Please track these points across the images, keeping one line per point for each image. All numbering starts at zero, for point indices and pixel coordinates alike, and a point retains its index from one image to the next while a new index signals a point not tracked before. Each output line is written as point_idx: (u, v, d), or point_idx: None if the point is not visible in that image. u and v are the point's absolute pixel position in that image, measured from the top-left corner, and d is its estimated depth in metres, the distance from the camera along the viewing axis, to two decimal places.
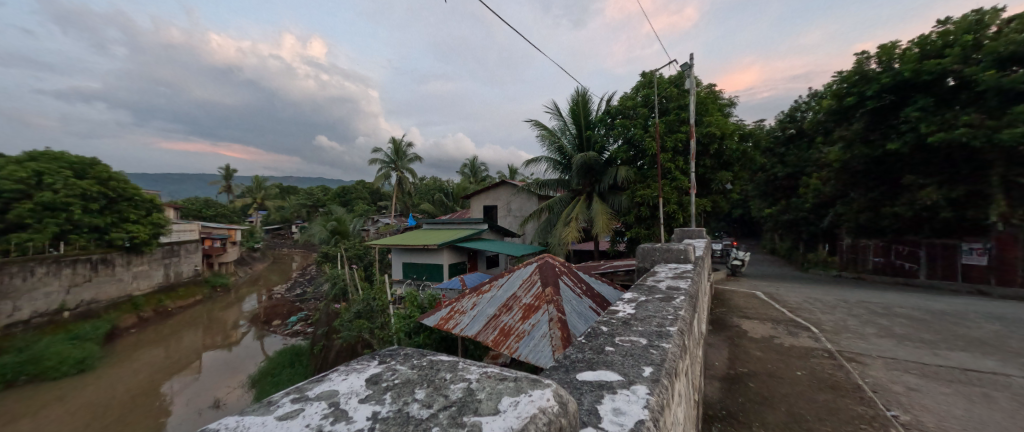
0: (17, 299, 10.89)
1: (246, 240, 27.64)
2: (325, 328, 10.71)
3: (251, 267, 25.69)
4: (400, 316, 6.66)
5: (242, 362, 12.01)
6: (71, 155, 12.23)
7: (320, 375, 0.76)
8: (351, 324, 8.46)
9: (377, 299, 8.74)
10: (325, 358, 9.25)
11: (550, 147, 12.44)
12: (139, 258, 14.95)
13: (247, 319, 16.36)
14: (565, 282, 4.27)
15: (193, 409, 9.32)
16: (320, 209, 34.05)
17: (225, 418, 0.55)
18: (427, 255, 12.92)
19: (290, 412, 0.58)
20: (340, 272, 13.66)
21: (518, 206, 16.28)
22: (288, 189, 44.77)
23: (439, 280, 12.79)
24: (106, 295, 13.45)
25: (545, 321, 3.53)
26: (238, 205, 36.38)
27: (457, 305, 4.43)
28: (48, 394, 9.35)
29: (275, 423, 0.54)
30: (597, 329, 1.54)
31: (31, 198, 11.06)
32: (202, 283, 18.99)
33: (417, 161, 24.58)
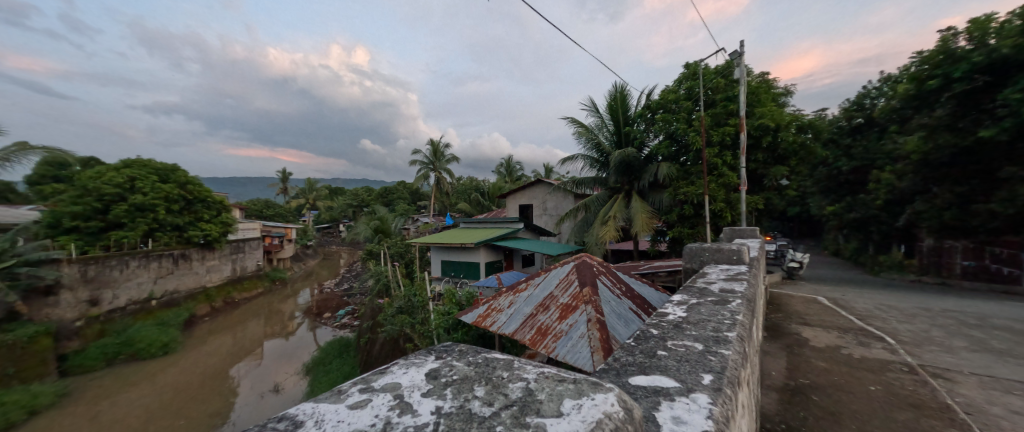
0: (117, 288, 12.39)
1: (300, 238, 29.88)
2: (369, 322, 11.29)
3: (305, 263, 27.68)
4: (440, 312, 6.85)
5: (298, 351, 12.96)
6: (157, 162, 13.89)
7: (383, 367, 0.79)
8: (394, 318, 8.80)
9: (418, 295, 9.02)
10: (370, 350, 9.74)
11: (586, 144, 12.21)
12: (212, 253, 16.63)
13: (302, 311, 17.69)
14: (604, 282, 4.17)
15: (257, 392, 10.19)
16: (365, 208, 35.95)
17: (304, 405, 0.60)
18: (465, 254, 13.23)
19: (359, 402, 0.61)
20: (384, 269, 14.30)
21: (554, 204, 16.18)
22: (337, 191, 47.80)
23: (475, 278, 12.99)
24: (185, 286, 15.06)
25: (583, 321, 3.46)
26: (293, 205, 39.29)
27: (494, 303, 4.47)
28: (142, 371, 10.76)
29: (348, 411, 0.57)
30: (645, 332, 1.47)
31: (126, 200, 12.71)
32: (263, 277, 20.80)
33: (455, 161, 25.19)
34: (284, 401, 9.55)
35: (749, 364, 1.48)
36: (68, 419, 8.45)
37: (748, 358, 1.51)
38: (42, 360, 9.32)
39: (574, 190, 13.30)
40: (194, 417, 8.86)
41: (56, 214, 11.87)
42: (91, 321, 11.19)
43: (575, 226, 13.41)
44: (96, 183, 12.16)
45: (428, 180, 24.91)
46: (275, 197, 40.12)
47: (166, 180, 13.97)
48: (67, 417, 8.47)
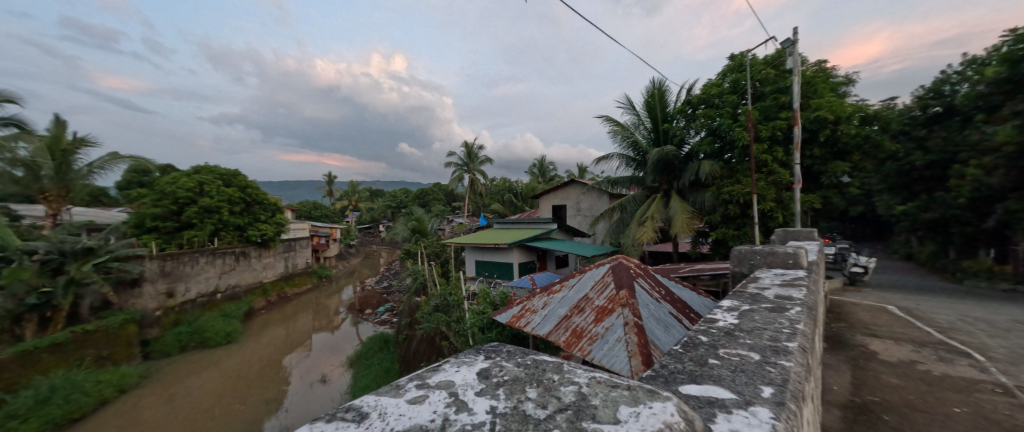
0: (189, 282, 13.56)
1: (344, 238, 31.57)
2: (407, 319, 11.68)
3: (348, 262, 29.18)
4: (474, 311, 6.95)
5: (342, 345, 13.70)
6: (221, 168, 15.44)
7: (436, 365, 0.82)
8: (430, 316, 9.03)
9: (453, 294, 9.19)
10: (408, 347, 10.07)
11: (622, 143, 11.88)
12: (268, 251, 18.00)
13: (346, 307, 18.68)
14: (642, 285, 4.03)
15: (307, 382, 10.88)
16: (403, 210, 37.37)
17: (367, 398, 0.63)
18: (499, 254, 13.33)
19: (418, 397, 0.64)
20: (421, 268, 14.75)
21: (589, 205, 15.89)
22: (377, 193, 50.01)
23: (509, 278, 13.04)
24: (245, 281, 16.41)
25: (620, 325, 3.36)
26: (338, 206, 41.61)
27: (529, 304, 4.47)
28: (209, 358, 11.86)
29: (408, 406, 0.60)
30: (694, 339, 1.40)
31: (196, 202, 14.25)
32: (312, 274, 22.21)
33: (488, 163, 25.52)
34: (331, 391, 10.14)
35: (813, 377, 1.36)
36: (150, 398, 9.48)
37: (811, 371, 1.40)
38: (126, 345, 10.52)
39: (610, 190, 13.00)
40: (254, 402, 9.63)
41: (140, 216, 13.52)
42: (168, 311, 12.49)
43: (610, 227, 13.10)
44: (172, 188, 13.74)
45: (463, 181, 25.42)
46: (322, 199, 42.66)
47: (229, 185, 15.53)
48: (149, 396, 9.51)
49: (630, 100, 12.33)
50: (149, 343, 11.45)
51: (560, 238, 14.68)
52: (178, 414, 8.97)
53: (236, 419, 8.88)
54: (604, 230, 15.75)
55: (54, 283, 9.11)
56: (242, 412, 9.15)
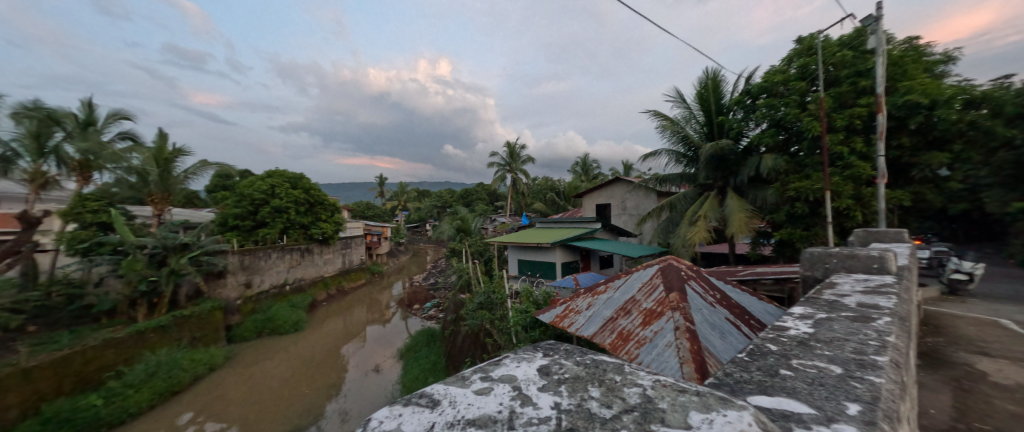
0: (264, 275, 15.11)
1: (394, 236, 33.28)
2: (453, 315, 12.04)
3: (398, 259, 30.74)
4: (518, 309, 6.98)
5: (393, 338, 14.48)
6: (289, 173, 17.28)
7: (497, 359, 0.85)
8: (475, 313, 9.21)
9: (497, 292, 9.29)
10: (454, 342, 10.38)
11: (672, 138, 11.32)
12: (328, 248, 19.53)
13: (396, 302, 19.72)
14: (694, 288, 3.81)
15: (362, 370, 11.63)
16: (448, 209, 38.61)
17: (435, 387, 0.67)
18: (542, 253, 13.28)
19: (484, 388, 0.67)
20: (465, 266, 15.11)
21: (635, 203, 15.31)
22: (424, 193, 52.12)
23: (552, 278, 12.92)
24: (309, 275, 17.93)
25: (669, 329, 3.18)
26: (389, 206, 43.97)
27: (572, 305, 4.41)
28: (279, 344, 13.09)
29: (475, 396, 0.63)
30: (763, 347, 1.30)
31: (268, 203, 16.11)
32: (366, 269, 23.70)
33: (530, 162, 25.58)
34: (383, 380, 10.76)
35: (909, 397, 1.20)
36: (232, 377, 10.66)
37: (907, 390, 1.23)
38: (212, 329, 11.96)
39: (658, 188, 12.45)
40: (317, 386, 10.45)
41: (224, 215, 15.68)
42: (247, 300, 14.00)
43: (658, 226, 12.53)
44: (249, 191, 15.85)
45: (505, 181, 25.70)
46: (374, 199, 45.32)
47: (296, 186, 17.35)
48: (231, 376, 10.70)
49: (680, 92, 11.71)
50: (231, 329, 12.91)
51: (605, 238, 14.30)
52: (254, 393, 9.99)
53: (302, 401, 9.71)
54: (652, 230, 15.10)
55: (158, 273, 10.59)
56: (307, 395, 9.98)
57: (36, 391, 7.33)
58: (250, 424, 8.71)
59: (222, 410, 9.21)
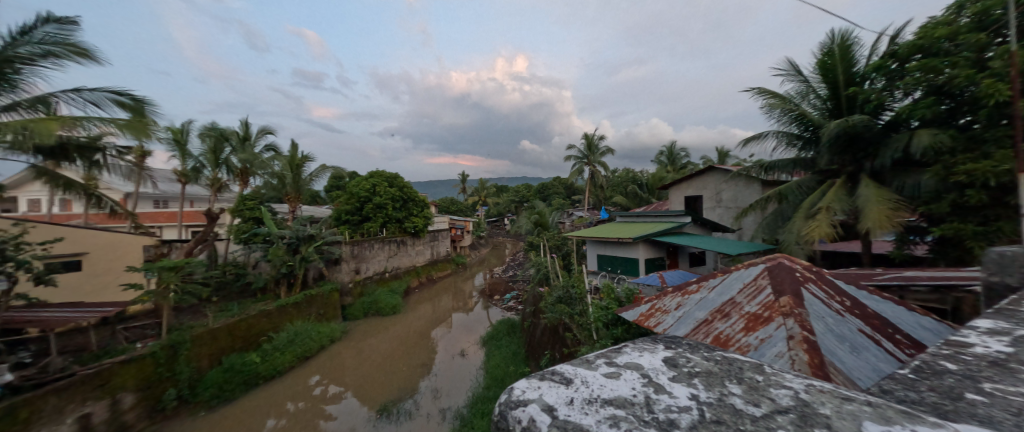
0: (369, 263, 17.27)
1: (476, 230, 35.01)
2: (532, 307, 12.20)
3: (479, 252, 32.32)
4: (597, 306, 6.74)
5: (476, 325, 15.35)
6: (387, 173, 19.73)
7: (627, 351, 1.05)
8: (554, 307, 9.12)
9: (576, 287, 9.07)
10: (534, 334, 10.51)
11: (781, 118, 9.82)
12: (419, 241, 21.50)
13: (478, 292, 20.82)
14: (812, 292, 3.24)
15: (450, 353, 12.58)
16: (526, 204, 39.31)
17: (577, 368, 0.91)
18: (624, 249, 12.60)
19: (617, 374, 0.87)
20: (543, 260, 15.11)
21: (733, 194, 13.60)
22: (502, 189, 53.99)
23: (635, 275, 12.15)
24: (404, 264, 19.95)
25: (780, 337, 2.73)
26: (470, 202, 46.44)
27: (659, 304, 4.12)
28: (381, 324, 14.83)
29: (612, 379, 0.83)
30: (935, 365, 1.07)
31: (371, 200, 18.70)
32: (451, 261, 25.43)
33: (609, 154, 24.61)
34: (468, 365, 11.49)
35: None
36: (346, 350, 12.43)
37: None
38: (331, 308, 14.08)
39: (763, 176, 10.93)
40: (412, 365, 11.57)
41: (339, 211, 18.60)
42: (357, 284, 16.14)
43: (764, 220, 10.94)
44: (356, 190, 18.66)
45: (583, 174, 25.07)
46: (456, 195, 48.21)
47: (393, 185, 19.75)
48: (346, 348, 12.49)
49: (793, 63, 10.01)
50: (345, 308, 15.02)
51: (697, 233, 12.98)
52: (363, 365, 11.51)
53: (400, 376, 10.86)
54: (755, 224, 13.25)
55: (294, 259, 12.83)
56: (404, 372, 11.13)
57: (219, 347, 9.52)
58: (361, 391, 10.12)
59: (340, 377, 10.82)
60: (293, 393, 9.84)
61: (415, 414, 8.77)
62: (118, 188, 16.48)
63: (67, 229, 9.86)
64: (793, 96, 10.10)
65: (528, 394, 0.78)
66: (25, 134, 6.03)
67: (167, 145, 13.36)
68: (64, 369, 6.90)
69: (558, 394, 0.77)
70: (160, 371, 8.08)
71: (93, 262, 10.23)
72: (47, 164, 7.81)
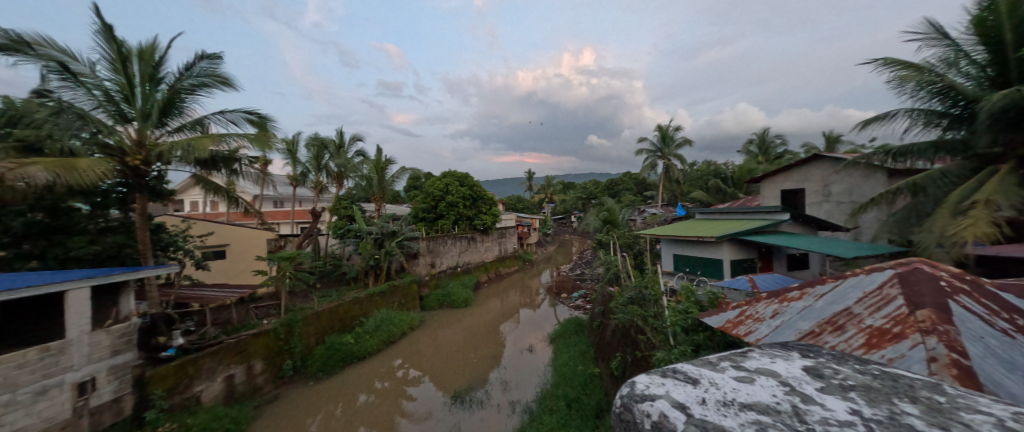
0: (443, 258, 18.37)
1: (542, 227, 34.96)
2: (601, 307, 11.77)
3: (545, 249, 32.23)
4: (675, 309, 6.23)
5: (543, 322, 15.38)
6: (458, 173, 20.86)
7: (779, 371, 1.61)
8: (625, 308, 8.65)
9: (649, 288, 8.49)
10: (603, 335, 10.15)
11: (916, 93, 8.07)
12: (487, 237, 22.23)
13: (545, 289, 20.80)
14: (965, 305, 2.58)
15: (518, 348, 12.83)
16: (593, 201, 38.20)
17: (749, 380, 1.51)
18: (705, 249, 11.53)
19: (775, 386, 1.45)
20: (613, 258, 14.46)
21: (847, 187, 11.54)
22: (568, 186, 53.31)
23: (719, 278, 11.03)
24: (474, 260, 20.80)
25: (915, 358, 2.25)
26: (536, 199, 46.53)
27: (751, 310, 3.68)
28: (454, 316, 15.69)
29: (775, 391, 1.42)
30: None
31: (444, 199, 19.97)
32: (518, 257, 25.78)
33: (687, 145, 22.67)
34: (536, 360, 11.59)
35: None
36: (424, 337, 13.44)
37: None
38: (411, 298, 15.30)
39: (891, 164, 9.12)
40: (482, 356, 12.03)
41: (416, 209, 20.16)
42: (432, 277, 17.28)
43: (890, 217, 9.14)
44: (431, 190, 20.06)
45: (656, 168, 23.50)
46: (524, 193, 48.40)
47: (463, 184, 20.80)
48: (424, 336, 13.50)
49: (937, 24, 8.11)
50: (423, 298, 16.19)
51: (798, 231, 11.29)
52: (439, 353, 12.32)
53: (472, 366, 11.39)
54: (878, 221, 11.08)
55: (380, 253, 14.21)
56: (476, 363, 11.64)
57: (323, 327, 10.98)
58: (437, 376, 10.86)
59: (419, 362, 11.74)
60: (380, 373, 10.93)
61: (486, 404, 9.11)
62: (248, 191, 19.94)
63: (214, 224, 12.26)
64: (936, 64, 8.20)
65: (653, 391, 1.51)
66: (185, 150, 7.64)
67: (283, 154, 15.79)
68: (215, 338, 8.60)
69: (680, 393, 1.46)
70: (280, 344, 9.60)
71: (233, 252, 12.56)
72: (203, 172, 9.82)
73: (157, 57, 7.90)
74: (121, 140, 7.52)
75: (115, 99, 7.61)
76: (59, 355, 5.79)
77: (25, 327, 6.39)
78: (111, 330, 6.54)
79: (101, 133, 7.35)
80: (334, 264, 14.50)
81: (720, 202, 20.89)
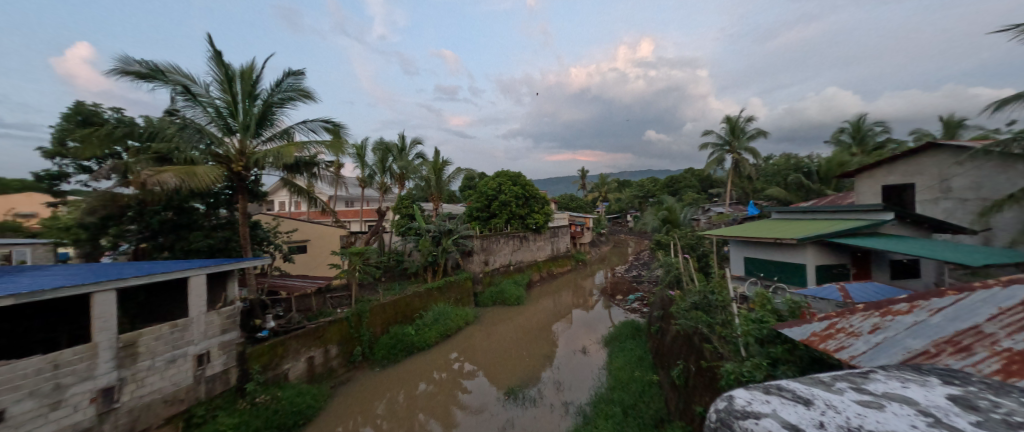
0: (496, 255, 18.75)
1: (596, 226, 33.98)
2: (660, 311, 11.14)
3: (599, 249, 31.35)
4: (746, 317, 5.68)
5: (597, 324, 14.98)
6: (511, 173, 21.10)
7: (917, 400, 1.60)
8: (687, 313, 8.08)
9: (716, 293, 7.83)
10: (663, 341, 9.60)
11: None
12: (540, 236, 22.22)
13: (598, 290, 20.25)
14: None
15: (572, 349, 12.65)
16: (651, 199, 36.29)
17: (883, 405, 1.54)
18: (784, 252, 10.33)
19: (916, 414, 1.46)
20: (674, 260, 13.59)
21: (973, 181, 9.61)
22: (624, 184, 51.26)
23: (801, 285, 9.79)
24: (526, 259, 20.91)
25: None
26: (590, 198, 45.39)
27: (844, 324, 3.21)
28: (507, 313, 15.93)
29: (917, 418, 1.43)
30: None
31: (498, 198, 20.34)
32: (571, 257, 25.39)
33: (760, 137, 20.55)
34: (590, 363, 11.34)
35: None
36: (478, 333, 13.84)
37: None
38: (466, 294, 15.84)
39: None
40: (535, 355, 12.06)
41: (471, 209, 20.80)
42: (486, 274, 17.72)
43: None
44: (485, 189, 20.54)
45: (724, 164, 21.63)
46: (577, 192, 47.46)
47: (516, 184, 20.99)
48: (478, 331, 13.91)
49: None
50: (477, 295, 16.66)
51: (905, 234, 9.65)
52: (493, 349, 12.61)
53: (525, 364, 11.47)
54: (1019, 222, 9.07)
55: (437, 250, 14.91)
56: (529, 360, 11.70)
57: (387, 318, 11.81)
58: (492, 371, 11.12)
59: (474, 356, 12.10)
60: (438, 364, 11.47)
61: (539, 402, 9.12)
62: (325, 192, 22.07)
63: (298, 222, 13.77)
64: None
65: (756, 408, 1.62)
66: (276, 157, 8.71)
67: (354, 158, 17.26)
68: (299, 323, 9.66)
69: (786, 412, 1.54)
70: (351, 332, 10.51)
71: (313, 247, 14.00)
72: (289, 176, 11.08)
73: (255, 75, 9.07)
74: (228, 149, 8.78)
75: (224, 115, 8.82)
76: (183, 330, 6.93)
77: (160, 306, 7.75)
78: (221, 312, 7.67)
79: (214, 144, 8.64)
80: (397, 260, 15.50)
81: (801, 200, 18.64)
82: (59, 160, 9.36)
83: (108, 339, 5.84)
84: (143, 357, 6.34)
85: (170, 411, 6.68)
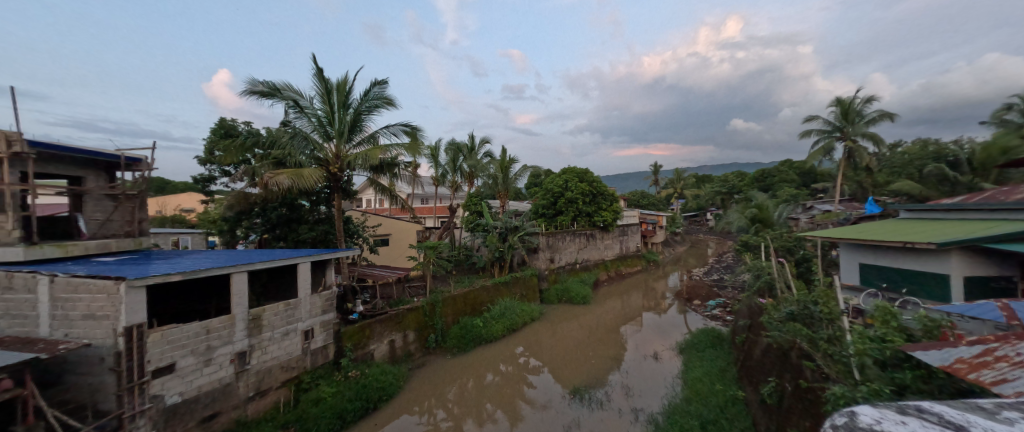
0: (562, 253, 18.59)
1: (671, 225, 31.67)
2: (747, 321, 9.98)
3: (673, 250, 29.21)
4: (860, 334, 4.82)
5: (671, 329, 13.99)
6: (578, 169, 20.68)
7: None
8: (781, 324, 7.11)
9: (819, 304, 6.76)
10: (750, 354, 8.60)
11: None
12: (608, 235, 21.45)
13: (672, 293, 18.90)
14: None
15: (642, 353, 12.00)
16: (736, 196, 32.72)
17: None
18: (917, 259, 8.50)
19: None
20: (765, 264, 12.04)
21: None
22: (704, 179, 46.98)
23: (943, 301, 7.96)
24: (593, 257, 20.39)
25: None
26: (664, 194, 42.46)
27: (1004, 353, 2.57)
28: (573, 312, 15.70)
29: None
30: None
31: (564, 195, 20.10)
32: (642, 257, 24.06)
33: (882, 120, 17.17)
34: (663, 370, 10.65)
35: None
36: (544, 329, 13.88)
37: None
38: (532, 290, 15.99)
39: None
40: (602, 356, 11.71)
41: (538, 206, 20.88)
42: (551, 272, 17.66)
43: None
44: (552, 186, 20.44)
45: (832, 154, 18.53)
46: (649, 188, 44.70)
47: (583, 180, 20.52)
48: (543, 328, 13.95)
49: None
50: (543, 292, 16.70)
51: None
52: (558, 346, 12.54)
53: (591, 365, 11.18)
54: None
55: (504, 246, 15.28)
56: (595, 362, 11.37)
57: (458, 309, 12.49)
58: (557, 369, 11.07)
59: (539, 352, 12.18)
60: (504, 357, 11.79)
61: (607, 405, 8.84)
62: (403, 190, 23.90)
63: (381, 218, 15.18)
64: None
65: (886, 426, 1.32)
66: (364, 159, 9.70)
67: (429, 158, 18.42)
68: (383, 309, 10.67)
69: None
70: (426, 320, 11.29)
71: (394, 240, 15.34)
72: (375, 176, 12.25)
73: (347, 87, 10.22)
74: (327, 153, 10.03)
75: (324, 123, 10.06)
76: (294, 309, 8.11)
77: (277, 287, 9.17)
78: (322, 295, 8.82)
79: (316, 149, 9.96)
80: (467, 254, 16.22)
81: (940, 196, 15.20)
82: (208, 165, 11.60)
83: (241, 312, 7.11)
84: (266, 329, 7.57)
85: (285, 376, 7.89)
